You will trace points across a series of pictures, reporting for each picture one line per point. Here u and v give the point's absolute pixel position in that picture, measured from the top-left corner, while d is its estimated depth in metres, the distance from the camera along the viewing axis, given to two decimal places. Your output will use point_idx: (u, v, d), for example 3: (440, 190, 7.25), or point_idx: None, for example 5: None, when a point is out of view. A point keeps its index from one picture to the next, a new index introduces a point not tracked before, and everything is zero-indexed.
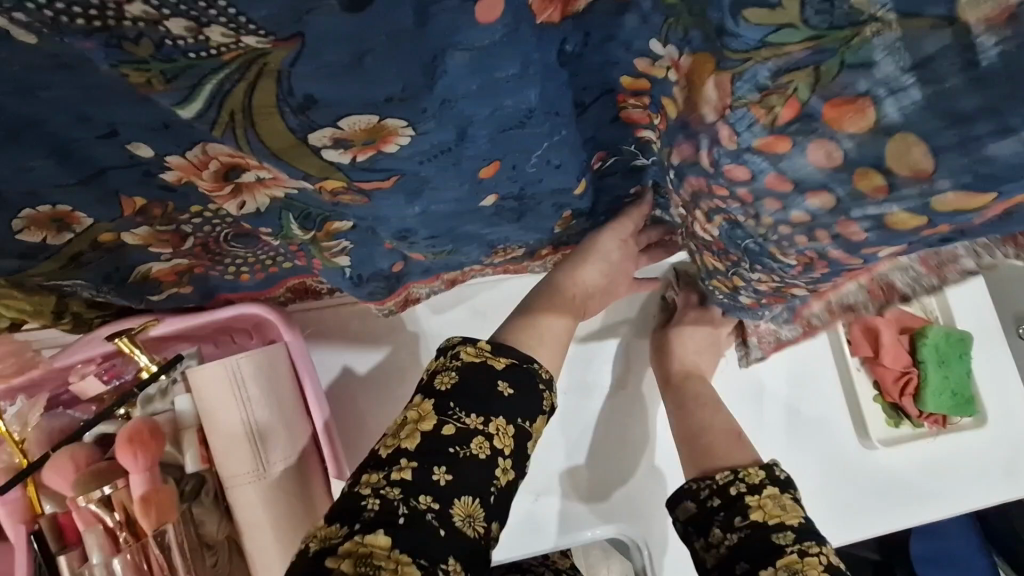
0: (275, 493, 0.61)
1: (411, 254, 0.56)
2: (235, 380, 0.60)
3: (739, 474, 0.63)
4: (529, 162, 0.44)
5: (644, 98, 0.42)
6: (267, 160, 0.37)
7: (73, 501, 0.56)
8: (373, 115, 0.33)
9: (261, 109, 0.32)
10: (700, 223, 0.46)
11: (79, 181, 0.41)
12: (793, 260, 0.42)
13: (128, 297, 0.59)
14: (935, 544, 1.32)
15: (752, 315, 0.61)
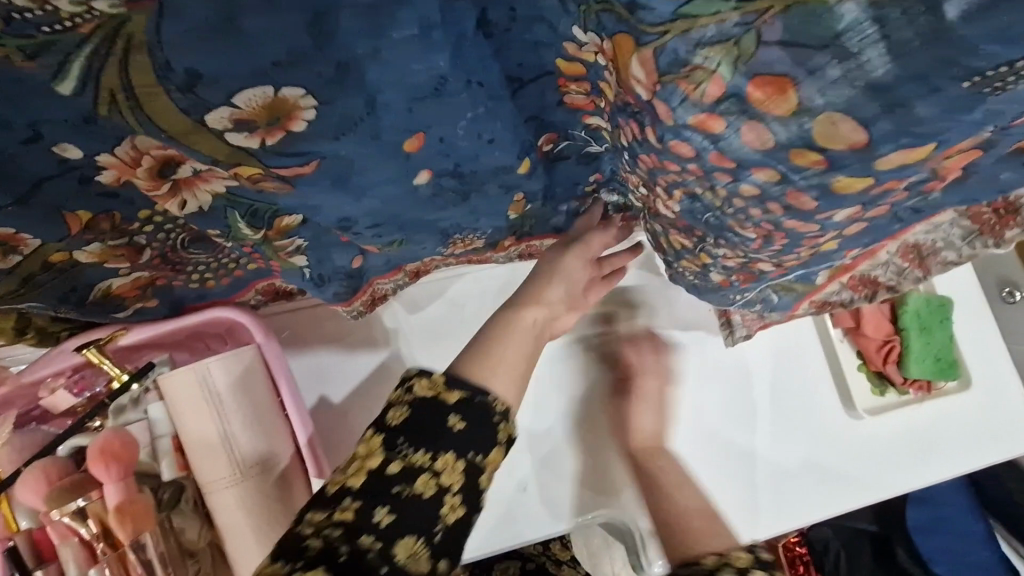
0: (257, 498, 0.60)
1: (367, 245, 0.56)
2: (206, 387, 0.60)
3: (726, 559, 0.61)
4: (458, 131, 0.45)
5: (584, 82, 0.44)
6: (166, 143, 0.38)
7: (47, 516, 0.54)
8: (266, 86, 0.35)
9: (143, 89, 0.33)
10: (662, 200, 0.45)
11: (15, 202, 0.41)
12: (752, 232, 0.41)
13: (91, 315, 0.58)
14: (930, 512, 1.33)
15: (724, 302, 0.59)
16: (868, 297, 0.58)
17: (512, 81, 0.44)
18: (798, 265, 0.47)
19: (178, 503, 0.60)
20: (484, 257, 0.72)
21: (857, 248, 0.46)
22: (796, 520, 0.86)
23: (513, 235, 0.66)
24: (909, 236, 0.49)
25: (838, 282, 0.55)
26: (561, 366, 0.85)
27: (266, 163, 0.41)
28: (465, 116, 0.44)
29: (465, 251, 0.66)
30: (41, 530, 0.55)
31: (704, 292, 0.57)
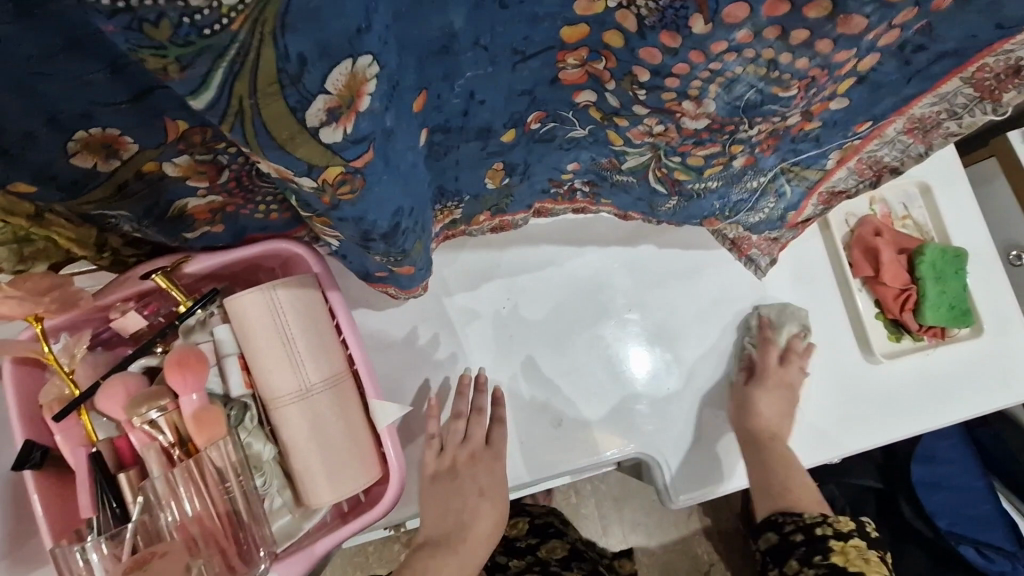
0: (317, 413, 0.64)
1: (396, 267, 0.62)
2: (274, 310, 0.63)
3: (830, 519, 0.84)
4: (452, 89, 0.48)
5: (582, 51, 0.45)
6: (272, 155, 0.38)
7: (127, 424, 0.58)
8: (349, 58, 0.34)
9: (265, 85, 0.33)
10: (689, 113, 0.49)
11: (128, 100, 0.42)
12: (793, 90, 0.46)
13: (165, 233, 0.61)
14: (934, 469, 1.38)
15: (755, 207, 0.67)
16: (873, 184, 0.67)
17: (515, 55, 0.46)
18: (815, 139, 0.58)
19: (243, 422, 0.64)
20: (458, 233, 0.82)
21: (869, 120, 0.57)
22: (803, 459, 0.91)
23: (488, 211, 0.76)
24: (916, 110, 0.58)
25: (846, 167, 0.64)
26: (561, 322, 0.90)
27: (346, 159, 0.40)
28: (464, 75, 0.47)
29: (445, 223, 0.76)
30: (124, 437, 0.59)
31: (727, 185, 0.62)
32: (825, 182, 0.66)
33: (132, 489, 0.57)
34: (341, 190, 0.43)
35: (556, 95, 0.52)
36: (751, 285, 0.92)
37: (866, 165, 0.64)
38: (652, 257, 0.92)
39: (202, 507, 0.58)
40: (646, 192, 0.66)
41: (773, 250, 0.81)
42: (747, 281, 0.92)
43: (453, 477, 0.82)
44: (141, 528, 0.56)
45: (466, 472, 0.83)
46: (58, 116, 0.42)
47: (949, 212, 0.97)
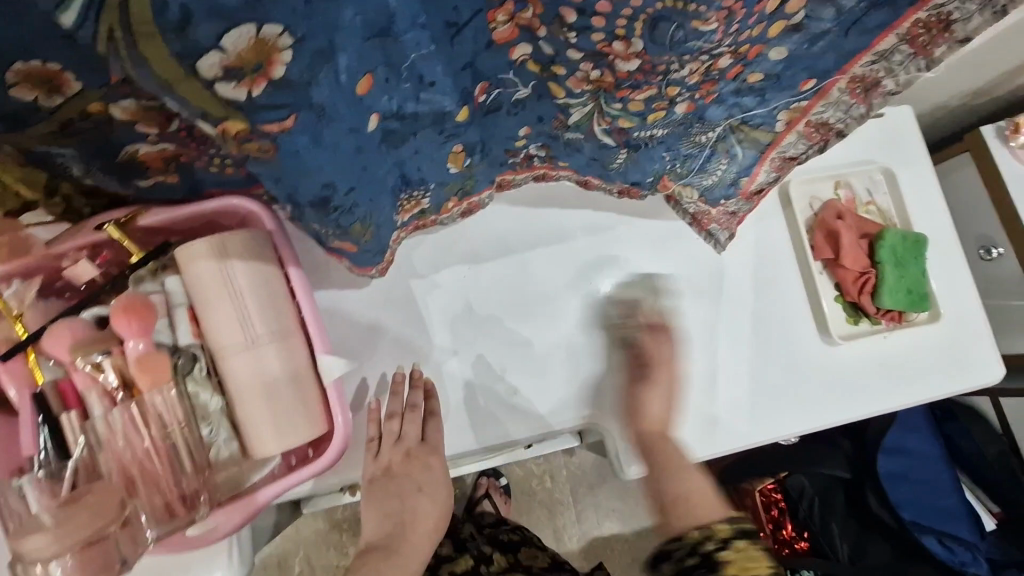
0: (265, 364, 0.65)
1: (343, 238, 0.61)
2: (225, 273, 0.64)
3: (709, 533, 0.74)
4: (401, 76, 0.46)
5: (509, 5, 0.49)
6: (158, 90, 0.37)
7: (72, 364, 0.59)
8: (248, 25, 0.34)
9: (140, 28, 0.32)
10: (621, 55, 0.52)
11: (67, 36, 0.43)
12: (712, 24, 0.48)
13: (116, 176, 0.61)
14: (901, 461, 1.39)
15: (701, 171, 0.78)
16: (823, 147, 0.75)
17: (451, 27, 0.48)
18: (756, 89, 0.65)
19: (191, 372, 0.64)
20: (429, 224, 0.82)
21: (812, 78, 0.64)
22: (757, 436, 0.92)
23: (455, 198, 0.78)
24: (857, 68, 0.64)
25: (795, 130, 0.73)
26: (524, 289, 0.91)
27: (249, 117, 0.40)
28: (410, 59, 0.45)
29: (414, 214, 0.76)
30: (67, 378, 0.59)
31: (675, 136, 0.71)
32: (778, 144, 0.74)
33: (74, 429, 0.58)
34: (246, 146, 0.42)
35: (494, 57, 0.55)
36: (716, 261, 0.94)
37: (814, 127, 0.72)
38: (614, 236, 0.94)
39: (141, 450, 0.59)
40: (598, 147, 0.72)
41: (731, 224, 0.90)
42: (710, 256, 0.94)
43: (392, 478, 0.85)
44: (83, 466, 0.57)
45: (404, 472, 0.86)
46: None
47: (910, 199, 0.99)
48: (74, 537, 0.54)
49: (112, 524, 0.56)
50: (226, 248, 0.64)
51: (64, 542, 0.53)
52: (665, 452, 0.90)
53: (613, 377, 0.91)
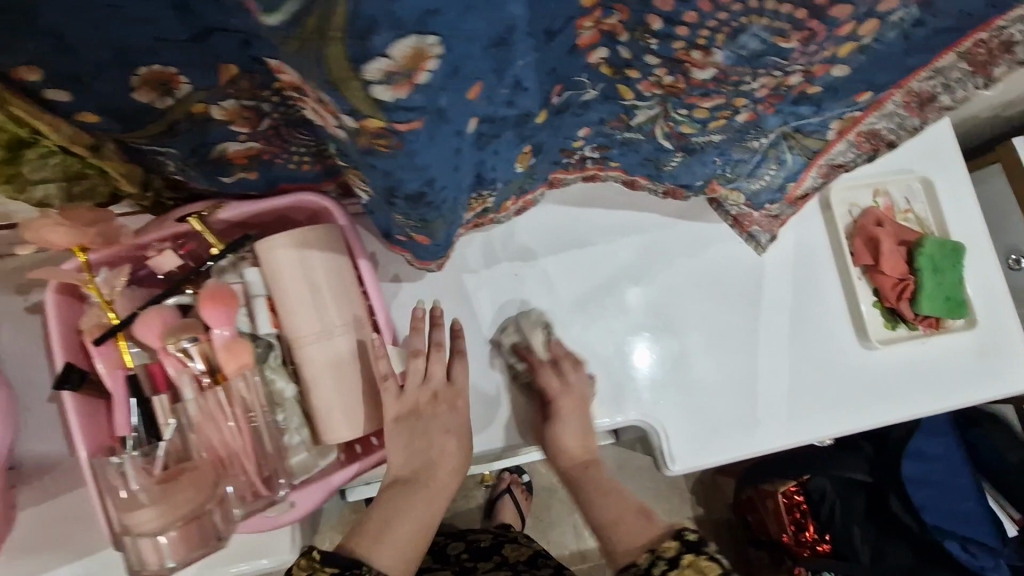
0: (338, 353, 0.68)
1: (419, 231, 0.64)
2: (304, 264, 0.67)
3: (657, 552, 0.78)
4: (503, 80, 0.49)
5: (597, 12, 0.51)
6: (324, 87, 0.40)
7: (162, 349, 0.62)
8: (416, 34, 0.36)
9: (332, 33, 0.35)
10: (698, 63, 0.55)
11: (189, 39, 0.46)
12: (793, 41, 0.52)
13: (204, 175, 0.64)
14: (924, 466, 1.40)
15: (752, 177, 0.80)
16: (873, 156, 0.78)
17: (546, 33, 0.50)
18: (817, 101, 0.67)
19: (267, 360, 0.67)
20: (487, 221, 0.86)
21: (870, 91, 0.66)
22: (797, 436, 0.94)
23: (515, 195, 0.81)
24: (914, 83, 0.67)
25: (845, 138, 0.75)
26: (565, 285, 0.94)
27: (390, 118, 0.42)
28: (515, 65, 0.48)
29: (477, 211, 0.79)
30: (157, 362, 0.63)
31: (730, 142, 0.73)
32: (826, 153, 0.77)
33: (165, 412, 0.61)
34: (375, 142, 0.45)
35: (573, 62, 0.57)
36: (760, 262, 0.96)
37: (865, 137, 0.75)
38: (658, 236, 0.96)
39: (229, 432, 0.62)
40: (655, 147, 0.75)
41: (772, 227, 0.91)
42: (750, 257, 0.96)
43: (416, 418, 0.71)
44: (172, 446, 0.60)
45: (431, 413, 0.72)
46: (124, 51, 0.45)
47: (948, 208, 1.01)
48: (177, 512, 0.58)
49: (207, 504, 0.60)
50: (306, 239, 0.67)
51: (168, 517, 0.58)
52: (705, 449, 0.92)
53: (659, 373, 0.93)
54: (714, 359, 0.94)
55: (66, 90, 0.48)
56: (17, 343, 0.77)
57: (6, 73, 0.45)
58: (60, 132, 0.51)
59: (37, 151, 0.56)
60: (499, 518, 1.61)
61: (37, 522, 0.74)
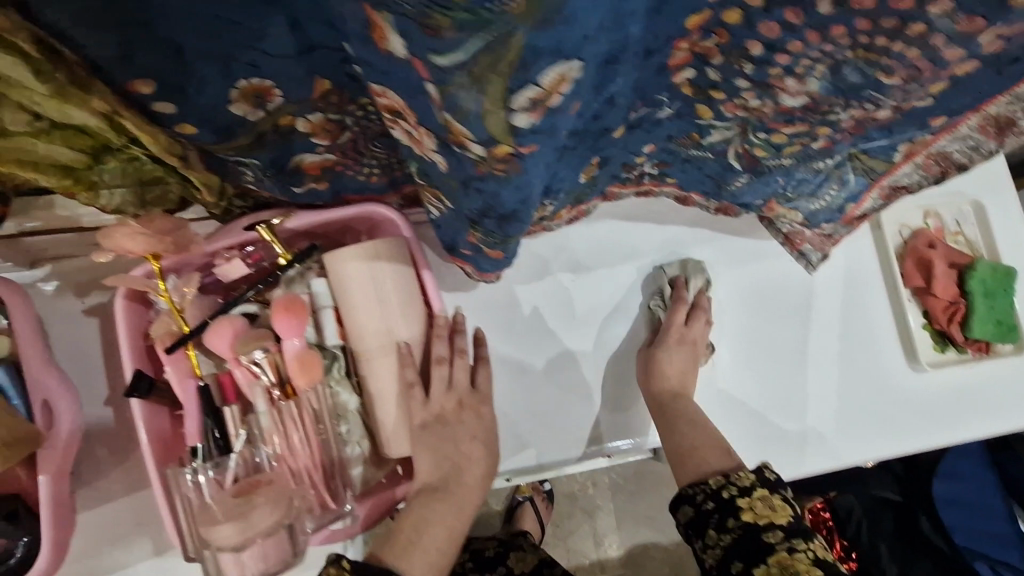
0: (397, 367, 0.68)
1: (489, 247, 0.64)
2: (373, 277, 0.66)
3: (731, 479, 0.83)
4: (599, 98, 0.49)
5: (696, 33, 0.51)
6: (467, 122, 0.39)
7: (234, 359, 0.62)
8: (573, 62, 0.36)
9: (501, 69, 0.34)
10: (790, 90, 0.55)
11: (293, 53, 0.46)
12: (897, 78, 0.53)
13: (279, 184, 0.64)
14: (955, 486, 1.38)
15: (812, 199, 0.79)
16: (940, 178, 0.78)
17: (645, 53, 0.50)
18: (892, 127, 0.66)
19: (331, 372, 0.67)
20: (541, 229, 0.86)
21: (947, 116, 0.65)
22: (843, 458, 0.94)
23: (570, 204, 0.80)
24: (990, 108, 0.66)
25: (912, 160, 0.75)
26: (610, 298, 0.94)
27: (517, 142, 0.41)
28: (614, 83, 0.48)
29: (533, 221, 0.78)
30: (227, 372, 0.62)
31: (798, 164, 0.72)
32: (891, 176, 0.77)
33: (237, 422, 0.62)
34: (495, 166, 0.44)
35: (659, 81, 0.57)
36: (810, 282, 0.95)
37: (937, 158, 0.75)
38: (704, 251, 0.96)
39: (299, 444, 0.62)
40: (722, 166, 0.74)
41: (824, 246, 0.88)
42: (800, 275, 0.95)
43: (441, 426, 0.70)
44: (242, 461, 0.60)
45: (457, 421, 0.71)
46: (229, 65, 0.45)
47: (1000, 230, 1.00)
48: (254, 530, 0.57)
49: (285, 520, 0.59)
50: (376, 252, 0.66)
51: (246, 534, 0.57)
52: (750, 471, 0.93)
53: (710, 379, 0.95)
54: (762, 377, 0.94)
55: (171, 103, 0.47)
56: (75, 343, 0.76)
57: (120, 85, 0.45)
58: (161, 142, 0.51)
59: (118, 159, 0.57)
60: (519, 525, 1.56)
61: (94, 525, 0.74)
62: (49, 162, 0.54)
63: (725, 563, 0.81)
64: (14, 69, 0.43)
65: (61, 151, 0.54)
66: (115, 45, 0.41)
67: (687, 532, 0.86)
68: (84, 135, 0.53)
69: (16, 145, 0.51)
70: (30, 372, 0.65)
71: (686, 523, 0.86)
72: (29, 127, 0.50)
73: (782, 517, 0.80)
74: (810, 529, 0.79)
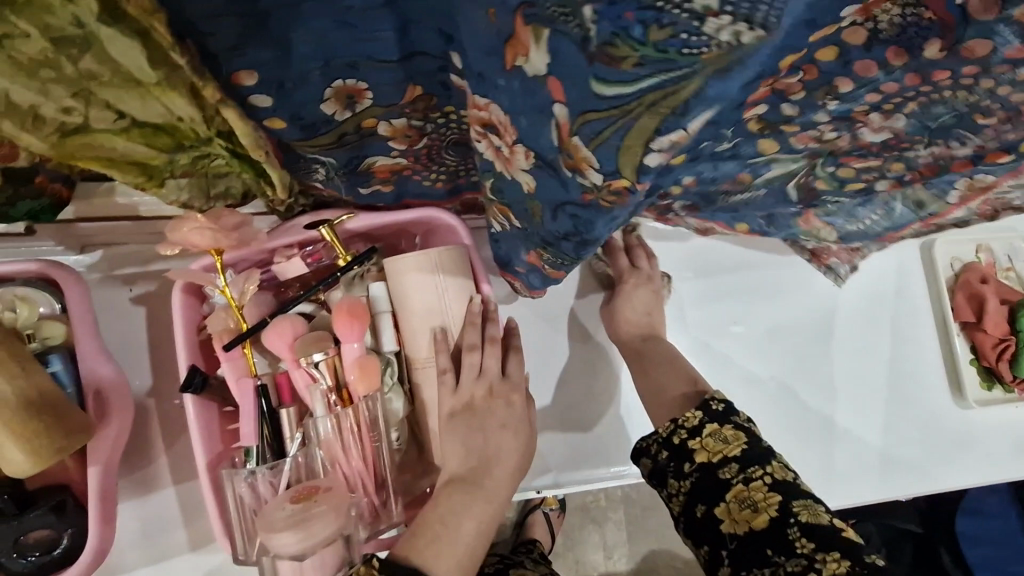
0: (432, 350, 0.66)
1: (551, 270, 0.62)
2: (434, 283, 0.65)
3: (680, 422, 0.71)
4: None
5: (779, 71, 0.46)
6: (597, 147, 0.38)
7: (294, 361, 0.61)
8: (710, 111, 0.34)
9: (662, 104, 0.33)
10: (872, 125, 0.56)
11: (396, 60, 0.45)
12: (992, 120, 0.53)
13: (347, 184, 0.63)
14: (977, 522, 1.34)
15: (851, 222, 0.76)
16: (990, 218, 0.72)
17: None
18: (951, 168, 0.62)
19: (385, 377, 0.66)
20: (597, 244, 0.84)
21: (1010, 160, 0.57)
22: (883, 491, 0.92)
23: None
24: None
25: (967, 206, 0.68)
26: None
27: (637, 179, 0.39)
28: None
29: None
30: (284, 372, 0.62)
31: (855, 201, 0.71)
32: (944, 217, 0.71)
33: (293, 426, 0.61)
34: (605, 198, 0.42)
35: None
36: (858, 309, 0.94)
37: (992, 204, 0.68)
38: (741, 280, 0.92)
39: (355, 451, 0.61)
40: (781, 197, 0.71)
41: (850, 258, 0.87)
42: (844, 300, 0.93)
43: (472, 415, 0.64)
44: (297, 465, 0.60)
45: (487, 410, 0.65)
46: (330, 63, 0.45)
47: None
48: (315, 539, 0.56)
49: (342, 529, 0.58)
50: (439, 260, 0.65)
51: (307, 543, 0.56)
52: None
53: (748, 401, 0.91)
54: (805, 404, 0.92)
55: (269, 95, 0.47)
56: (119, 330, 0.74)
57: (225, 75, 0.44)
58: (251, 136, 0.48)
59: (191, 157, 0.54)
60: (529, 534, 1.43)
61: (132, 517, 0.73)
62: (122, 159, 0.51)
63: (690, 507, 0.68)
64: (130, 54, 0.40)
65: (137, 149, 0.51)
66: (231, 36, 0.41)
67: (648, 483, 0.73)
68: (163, 133, 0.50)
69: (97, 142, 0.48)
70: (84, 357, 0.64)
71: (647, 477, 0.73)
72: (113, 125, 0.47)
73: (737, 446, 0.67)
74: (769, 451, 0.67)
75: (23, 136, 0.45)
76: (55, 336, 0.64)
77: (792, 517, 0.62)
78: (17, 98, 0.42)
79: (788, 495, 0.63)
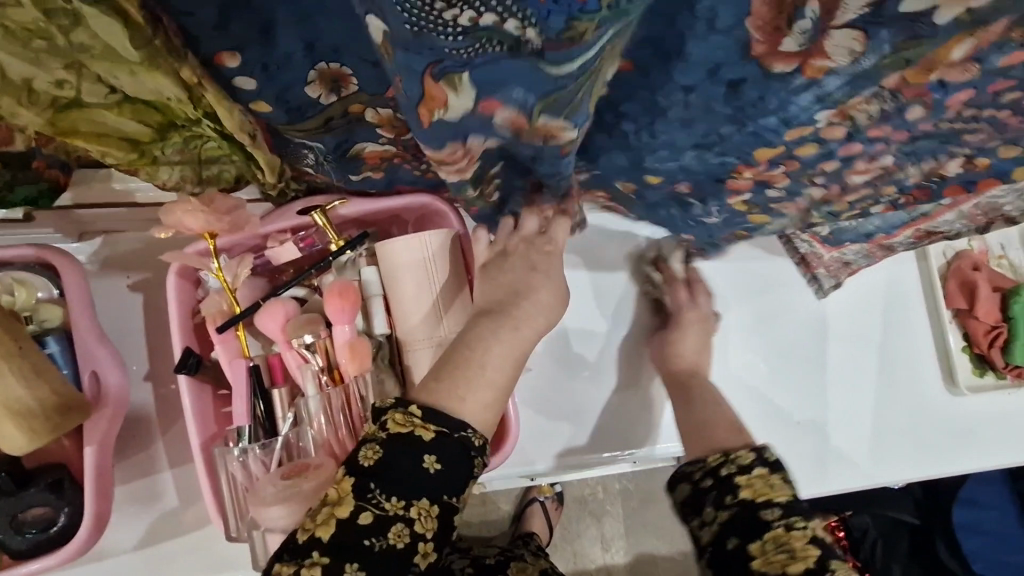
0: (454, 252, 0.68)
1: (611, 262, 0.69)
2: (424, 260, 0.66)
3: (730, 457, 0.67)
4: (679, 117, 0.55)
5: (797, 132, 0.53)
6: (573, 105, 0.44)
7: (286, 342, 0.63)
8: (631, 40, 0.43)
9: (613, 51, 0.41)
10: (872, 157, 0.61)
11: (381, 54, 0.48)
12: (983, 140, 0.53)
13: (338, 171, 0.64)
14: (975, 513, 1.32)
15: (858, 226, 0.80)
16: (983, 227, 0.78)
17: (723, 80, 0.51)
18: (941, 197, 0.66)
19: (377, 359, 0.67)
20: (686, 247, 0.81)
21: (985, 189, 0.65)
22: (872, 479, 0.93)
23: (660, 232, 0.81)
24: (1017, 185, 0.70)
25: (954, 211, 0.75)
26: (618, 301, 0.85)
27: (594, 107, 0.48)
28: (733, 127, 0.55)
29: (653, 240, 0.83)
30: (277, 355, 0.63)
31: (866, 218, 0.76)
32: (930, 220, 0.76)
33: (285, 406, 0.62)
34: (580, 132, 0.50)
35: None
36: (856, 301, 0.94)
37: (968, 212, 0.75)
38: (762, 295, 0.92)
39: (344, 431, 0.62)
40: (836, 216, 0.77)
41: (841, 273, 0.89)
42: (840, 301, 0.93)
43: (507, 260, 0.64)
44: (288, 445, 0.61)
45: (518, 253, 0.65)
46: (313, 46, 0.47)
47: None
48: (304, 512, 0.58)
49: None
50: (428, 242, 0.66)
51: (293, 518, 0.58)
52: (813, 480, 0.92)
53: (758, 399, 0.91)
54: (797, 394, 0.92)
55: (253, 77, 0.49)
56: (118, 317, 0.75)
57: (208, 57, 0.47)
58: (234, 118, 0.50)
59: (182, 134, 0.56)
60: (526, 527, 1.43)
61: (131, 498, 0.74)
62: (118, 135, 0.54)
63: (720, 539, 0.63)
64: (112, 35, 0.41)
65: (131, 125, 0.53)
66: (212, 15, 0.43)
67: (678, 509, 0.68)
68: (154, 109, 0.52)
69: (91, 117, 0.51)
70: (79, 340, 0.65)
71: (677, 506, 0.69)
72: (105, 99, 0.50)
73: (786, 492, 0.64)
74: (813, 511, 0.63)
75: (20, 111, 0.47)
76: (53, 319, 0.66)
77: (828, 572, 0.57)
78: (13, 70, 0.44)
79: (826, 551, 0.59)
